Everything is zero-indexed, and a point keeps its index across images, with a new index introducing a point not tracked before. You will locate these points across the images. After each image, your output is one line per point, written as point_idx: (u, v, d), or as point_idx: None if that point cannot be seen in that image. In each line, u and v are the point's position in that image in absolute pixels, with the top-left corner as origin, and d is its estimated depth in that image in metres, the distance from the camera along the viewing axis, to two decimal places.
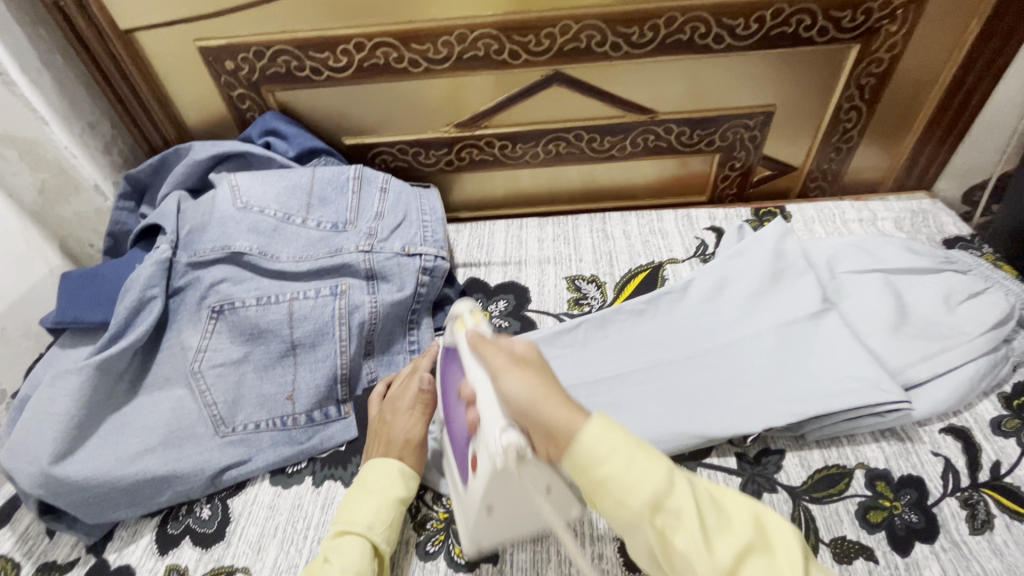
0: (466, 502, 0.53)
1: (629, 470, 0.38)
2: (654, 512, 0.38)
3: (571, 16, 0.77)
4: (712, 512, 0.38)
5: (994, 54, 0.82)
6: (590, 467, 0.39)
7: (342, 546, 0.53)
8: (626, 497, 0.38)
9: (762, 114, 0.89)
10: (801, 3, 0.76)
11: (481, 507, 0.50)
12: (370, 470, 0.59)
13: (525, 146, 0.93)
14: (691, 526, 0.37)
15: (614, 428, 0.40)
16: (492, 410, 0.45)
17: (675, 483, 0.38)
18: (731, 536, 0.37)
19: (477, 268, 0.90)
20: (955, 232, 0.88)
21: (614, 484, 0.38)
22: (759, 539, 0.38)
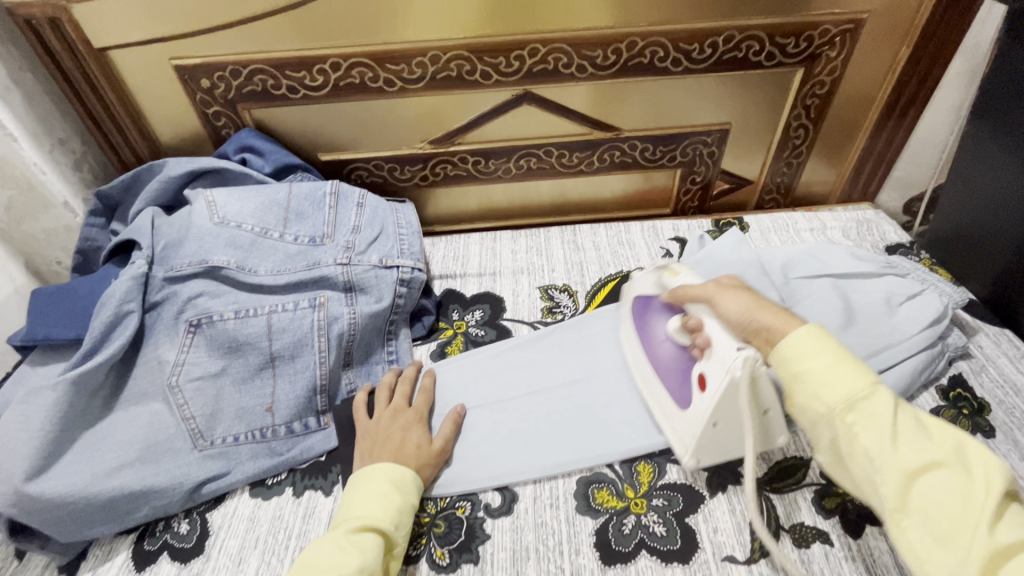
0: (687, 430, 0.61)
1: (823, 374, 0.49)
2: (848, 411, 0.47)
3: (539, 39, 0.81)
4: (912, 431, 0.46)
5: (922, 78, 0.90)
6: (795, 363, 0.51)
7: (364, 541, 0.54)
8: (825, 394, 0.48)
9: (719, 131, 0.95)
10: (750, 30, 0.83)
11: (709, 421, 0.58)
12: (400, 471, 0.60)
13: (497, 162, 0.97)
14: (885, 431, 0.45)
15: (822, 337, 0.51)
16: (719, 334, 0.57)
17: (879, 393, 0.47)
18: (925, 450, 0.45)
19: (453, 279, 0.93)
20: (896, 240, 0.95)
21: (817, 381, 0.49)
22: (950, 459, 0.44)
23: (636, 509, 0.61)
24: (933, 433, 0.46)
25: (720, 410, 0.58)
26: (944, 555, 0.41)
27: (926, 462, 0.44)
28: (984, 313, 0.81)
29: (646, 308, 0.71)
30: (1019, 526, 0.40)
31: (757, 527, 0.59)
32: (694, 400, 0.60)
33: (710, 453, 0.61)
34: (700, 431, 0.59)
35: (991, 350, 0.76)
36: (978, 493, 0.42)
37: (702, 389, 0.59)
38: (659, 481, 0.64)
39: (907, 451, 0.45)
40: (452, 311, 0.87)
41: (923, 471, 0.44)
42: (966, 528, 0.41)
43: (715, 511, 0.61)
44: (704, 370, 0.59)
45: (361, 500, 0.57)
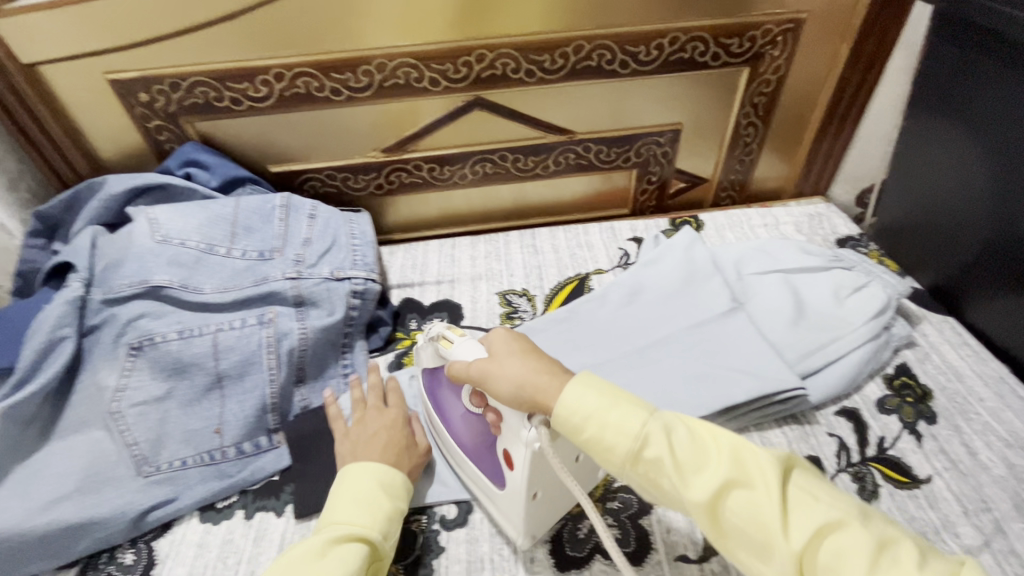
0: (507, 503, 0.57)
1: (610, 423, 0.45)
2: (636, 461, 0.44)
3: (486, 45, 0.81)
4: (689, 449, 0.44)
5: (863, 74, 0.92)
6: (576, 428, 0.47)
7: (350, 550, 0.51)
8: (610, 453, 0.45)
9: (670, 131, 0.96)
10: (694, 31, 0.84)
11: (526, 495, 0.54)
12: (393, 478, 0.58)
13: (452, 168, 0.97)
14: (665, 466, 0.43)
15: (589, 386, 0.47)
16: (503, 406, 0.53)
17: (648, 433, 0.44)
18: (710, 470, 0.42)
19: (411, 288, 0.92)
20: (846, 233, 0.97)
21: (596, 441, 0.46)
22: (735, 474, 0.42)
23: (591, 513, 0.62)
24: (705, 445, 0.44)
25: (536, 480, 0.54)
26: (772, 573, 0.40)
27: (721, 485, 0.41)
28: (929, 301, 0.83)
29: (436, 383, 0.66)
30: (807, 511, 0.39)
31: None
32: (508, 478, 0.56)
33: (537, 524, 0.57)
34: (523, 508, 0.55)
35: (935, 337, 0.78)
36: (768, 498, 0.40)
37: (511, 467, 0.55)
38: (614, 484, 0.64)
39: (711, 476, 0.42)
40: (410, 320, 0.86)
41: (720, 495, 0.41)
42: (771, 541, 0.39)
43: (669, 511, 0.61)
44: (506, 446, 0.55)
45: (348, 505, 0.55)
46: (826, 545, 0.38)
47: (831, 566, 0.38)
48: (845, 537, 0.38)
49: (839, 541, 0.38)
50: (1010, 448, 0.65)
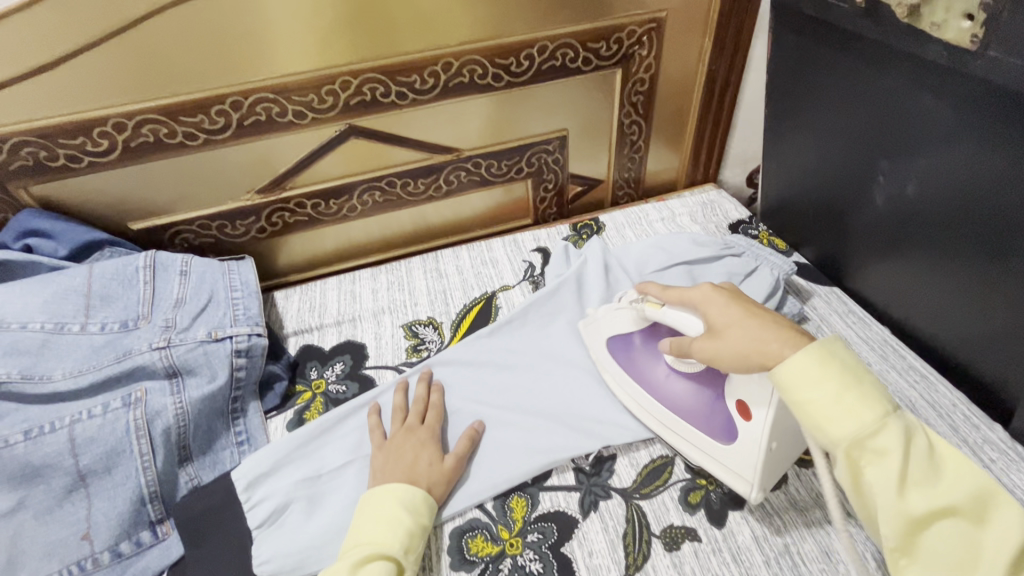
0: (741, 461, 0.57)
1: (829, 407, 0.46)
2: (852, 446, 0.45)
3: (347, 71, 0.77)
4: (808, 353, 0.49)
5: (730, 64, 0.95)
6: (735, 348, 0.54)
7: (375, 568, 0.51)
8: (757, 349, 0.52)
9: (558, 138, 0.96)
10: (560, 39, 0.83)
11: (766, 447, 0.55)
12: (411, 493, 0.58)
13: (339, 201, 0.92)
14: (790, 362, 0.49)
15: (824, 358, 0.48)
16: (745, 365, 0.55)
17: (887, 422, 0.45)
18: (915, 467, 0.45)
19: (310, 333, 0.86)
20: (738, 217, 1.01)
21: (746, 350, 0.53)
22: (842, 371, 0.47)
23: (512, 550, 0.59)
24: (910, 458, 0.45)
25: (775, 431, 0.55)
26: (885, 537, 0.45)
27: (934, 502, 0.44)
28: (815, 274, 0.87)
29: (630, 349, 0.70)
30: (1005, 522, 0.43)
31: (630, 540, 0.59)
32: (740, 429, 0.57)
33: (771, 478, 0.57)
34: (760, 460, 0.56)
35: (824, 310, 0.82)
36: (954, 493, 0.44)
37: (747, 416, 0.57)
38: (533, 514, 0.62)
39: (902, 462, 0.44)
40: (310, 369, 0.81)
41: (907, 485, 0.44)
42: (917, 517, 0.44)
43: (589, 533, 0.60)
44: (742, 397, 0.57)
45: (374, 526, 0.55)
46: (938, 527, 0.44)
47: (954, 560, 0.43)
48: (1002, 539, 0.42)
49: (961, 527, 0.44)
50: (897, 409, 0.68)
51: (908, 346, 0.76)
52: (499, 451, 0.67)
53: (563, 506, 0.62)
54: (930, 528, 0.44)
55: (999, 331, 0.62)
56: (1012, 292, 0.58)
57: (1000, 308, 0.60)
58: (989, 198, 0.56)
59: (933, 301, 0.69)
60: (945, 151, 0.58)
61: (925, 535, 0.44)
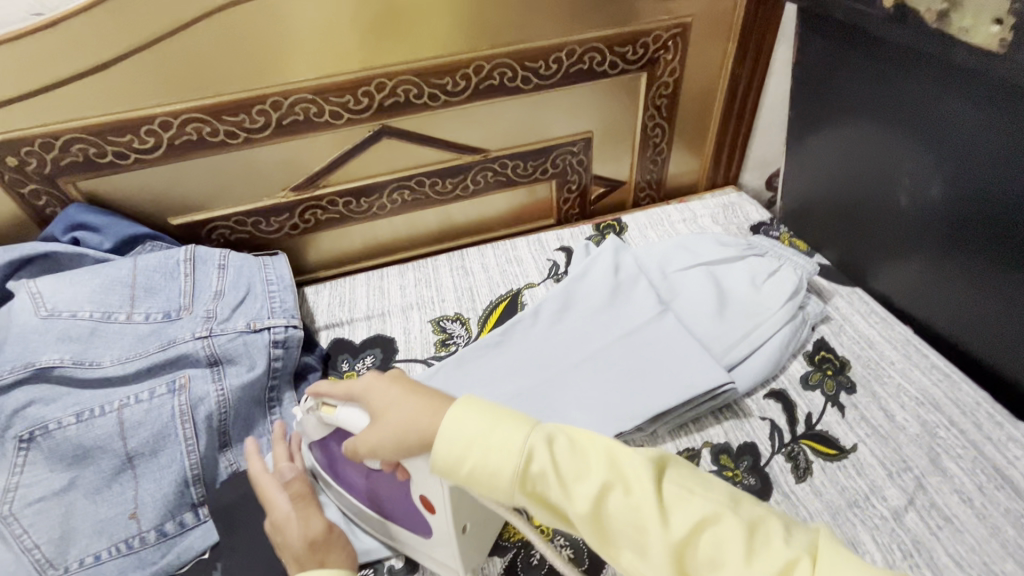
0: (439, 546, 0.55)
1: (491, 450, 0.44)
2: (523, 482, 0.44)
3: (383, 73, 0.80)
4: (572, 461, 0.44)
5: (753, 69, 0.97)
6: (467, 446, 0.45)
7: None
8: (495, 476, 0.44)
9: (582, 140, 0.98)
10: (588, 43, 0.86)
11: (457, 531, 0.53)
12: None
13: (369, 200, 0.94)
14: (553, 478, 0.43)
15: (472, 409, 0.46)
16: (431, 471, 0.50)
17: (534, 443, 0.44)
18: (598, 476, 0.43)
19: (340, 327, 0.89)
20: (759, 218, 1.02)
21: (479, 451, 0.44)
22: (613, 476, 0.43)
23: (543, 538, 0.61)
24: (583, 452, 0.45)
25: (462, 516, 0.53)
26: (647, 564, 0.41)
27: (600, 489, 0.43)
28: (838, 275, 0.88)
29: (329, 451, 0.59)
30: (687, 507, 0.41)
31: None
32: (431, 524, 0.54)
33: (471, 557, 0.57)
34: (457, 546, 0.54)
35: (846, 310, 0.83)
36: (642, 495, 0.42)
37: (431, 510, 0.53)
38: None
39: (561, 473, 0.44)
40: (341, 362, 0.83)
41: (602, 501, 0.43)
42: (647, 533, 0.41)
43: None
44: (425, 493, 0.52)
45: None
46: (699, 542, 0.40)
47: (710, 556, 0.40)
48: (722, 527, 0.40)
49: (714, 534, 0.40)
50: (921, 406, 0.69)
51: (931, 345, 0.77)
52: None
53: None
54: (620, 523, 0.42)
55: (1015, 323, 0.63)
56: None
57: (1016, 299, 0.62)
58: (1002, 189, 0.58)
59: (957, 301, 0.70)
60: (960, 146, 0.60)
61: (682, 551, 0.40)
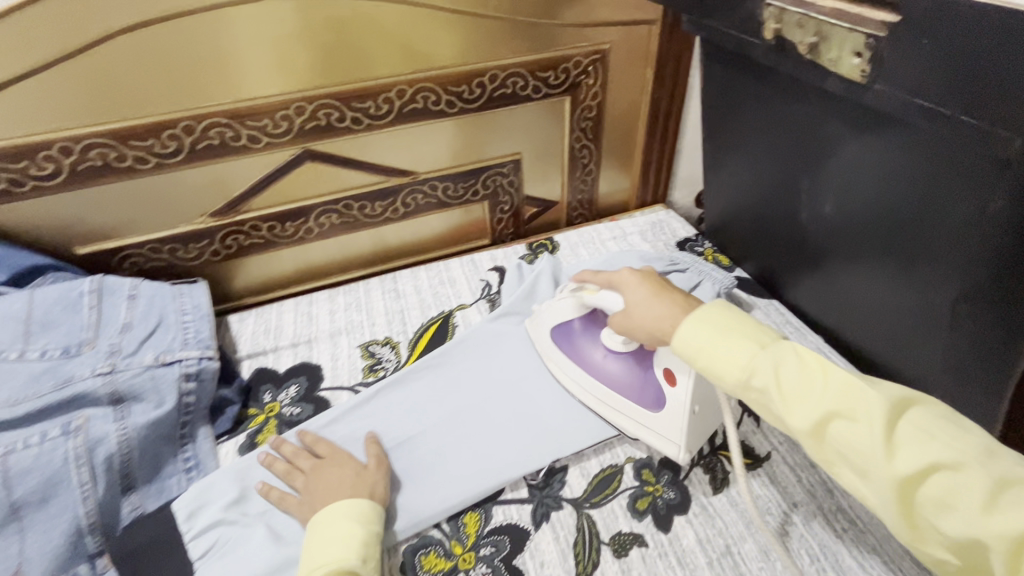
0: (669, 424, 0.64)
1: (716, 357, 0.50)
2: (748, 389, 0.48)
3: (302, 97, 0.80)
4: (799, 382, 0.45)
5: (671, 93, 1.02)
6: (697, 355, 0.51)
7: None
8: (723, 378, 0.49)
9: (511, 162, 0.99)
10: (510, 68, 0.88)
11: (688, 408, 0.62)
12: (359, 505, 0.59)
13: (295, 224, 0.92)
14: (774, 396, 0.46)
15: (699, 323, 0.52)
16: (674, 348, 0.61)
17: (760, 359, 0.47)
18: (823, 403, 0.44)
19: (264, 356, 0.86)
20: (685, 235, 1.06)
21: (717, 361, 0.50)
22: (841, 407, 0.43)
23: (464, 565, 0.60)
24: (812, 375, 0.45)
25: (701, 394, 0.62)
26: (868, 484, 0.42)
27: (825, 415, 0.44)
28: (756, 288, 0.92)
29: (569, 335, 0.75)
30: (921, 447, 0.40)
31: (580, 549, 0.60)
32: (668, 396, 0.64)
33: (694, 437, 0.65)
34: (686, 422, 0.63)
35: (763, 321, 0.86)
36: (869, 430, 0.41)
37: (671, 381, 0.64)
38: (486, 529, 0.63)
39: (783, 389, 0.46)
40: (263, 392, 0.80)
41: (826, 426, 0.44)
42: (869, 464, 0.41)
43: (540, 543, 0.61)
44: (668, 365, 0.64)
45: (326, 543, 0.55)
46: (931, 481, 0.39)
47: (939, 499, 0.39)
48: (958, 478, 0.38)
49: (949, 479, 0.39)
50: None
51: (839, 353, 0.81)
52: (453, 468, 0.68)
53: (516, 519, 0.63)
54: (847, 449, 0.43)
55: (931, 338, 0.64)
56: (942, 301, 0.60)
57: (930, 315, 0.63)
58: (912, 212, 0.58)
59: (858, 310, 0.74)
60: (871, 170, 0.60)
61: (914, 486, 0.40)
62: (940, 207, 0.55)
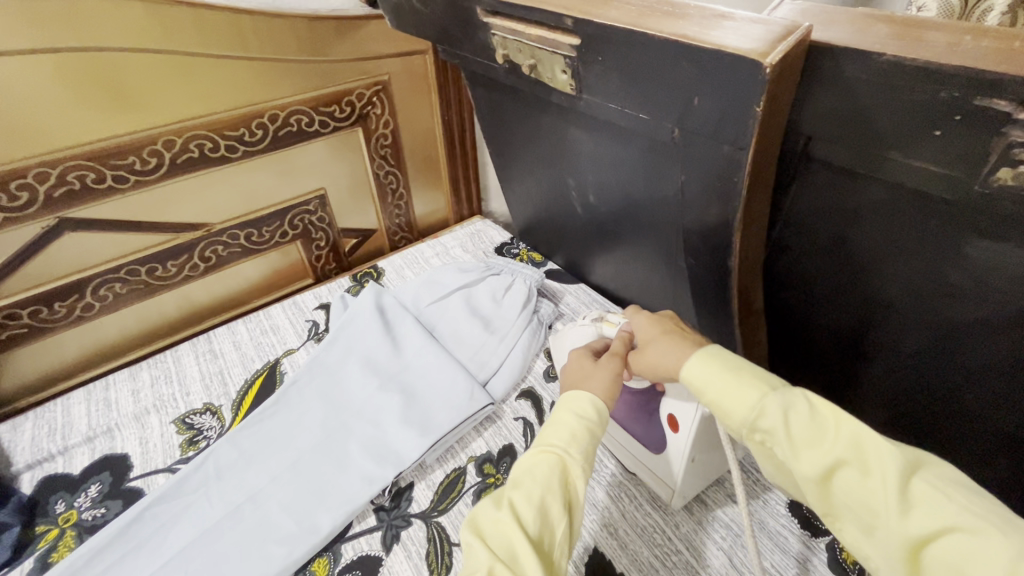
0: (667, 469, 0.62)
1: (726, 397, 0.47)
2: (753, 430, 0.45)
3: (41, 162, 0.71)
4: (806, 429, 0.43)
5: (460, 113, 1.10)
6: (701, 393, 0.49)
7: (541, 463, 0.50)
8: (727, 418, 0.46)
9: (316, 198, 0.98)
10: (289, 107, 0.87)
11: (688, 458, 0.59)
12: (586, 400, 0.54)
13: (66, 303, 0.81)
14: (780, 442, 0.43)
15: (710, 359, 0.49)
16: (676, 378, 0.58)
17: (766, 403, 0.44)
18: (830, 453, 0.41)
19: (52, 462, 0.74)
20: (501, 240, 1.14)
21: (716, 403, 0.47)
22: (850, 454, 0.41)
23: None
24: (823, 424, 0.43)
25: (699, 443, 0.58)
26: (875, 544, 0.40)
27: (833, 463, 0.41)
28: (566, 276, 1.03)
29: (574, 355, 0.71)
30: (939, 510, 0.37)
31: (433, 557, 0.62)
32: (668, 441, 0.61)
33: (691, 484, 0.62)
34: (683, 470, 0.60)
35: (574, 304, 0.97)
36: (881, 487, 0.39)
37: (675, 428, 0.59)
38: (337, 567, 0.62)
39: (794, 436, 0.43)
40: (54, 503, 0.69)
41: (832, 477, 0.41)
42: (879, 520, 0.39)
43: (393, 566, 0.61)
44: (672, 410, 0.59)
45: (549, 425, 0.54)
46: (944, 545, 0.37)
47: (956, 567, 0.36)
48: (977, 544, 0.36)
49: (966, 544, 0.36)
50: None
51: None
52: (293, 519, 0.65)
53: (367, 549, 0.63)
54: (850, 501, 0.40)
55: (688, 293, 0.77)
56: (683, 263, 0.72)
57: (681, 276, 0.75)
58: (643, 199, 0.69)
59: (638, 279, 0.87)
60: (608, 167, 0.71)
61: (928, 550, 0.37)
62: (649, 190, 0.67)
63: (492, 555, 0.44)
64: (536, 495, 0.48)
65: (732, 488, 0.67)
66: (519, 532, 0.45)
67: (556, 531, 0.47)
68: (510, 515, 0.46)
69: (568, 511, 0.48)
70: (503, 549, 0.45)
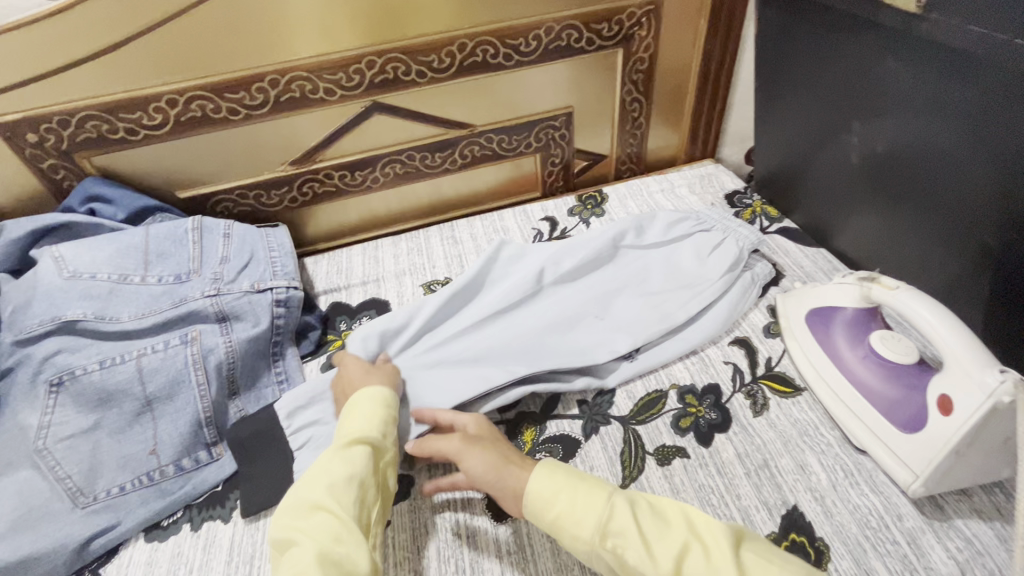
0: (920, 454, 0.57)
1: (570, 513, 0.52)
2: (604, 537, 0.50)
3: (373, 51, 0.86)
4: (653, 526, 0.50)
5: (725, 43, 1.02)
6: (547, 510, 0.54)
7: (351, 450, 0.59)
8: (579, 528, 0.51)
9: (563, 115, 1.03)
10: (565, 20, 0.91)
11: (953, 445, 0.54)
12: (376, 389, 0.66)
13: (363, 173, 1.00)
14: (633, 540, 0.49)
15: (554, 472, 0.56)
16: (965, 360, 0.55)
17: (613, 505, 0.52)
18: (675, 540, 0.49)
19: (338, 292, 0.95)
20: (733, 187, 1.07)
21: (566, 520, 0.52)
22: (692, 536, 0.49)
23: None
24: (657, 518, 0.51)
25: (977, 437, 0.54)
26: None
27: (679, 550, 0.48)
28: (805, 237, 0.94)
29: (829, 321, 0.71)
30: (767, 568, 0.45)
31: (627, 456, 0.66)
32: (930, 425, 0.57)
33: (943, 479, 0.56)
34: (942, 460, 0.55)
35: (810, 268, 0.87)
36: (721, 558, 0.46)
37: (945, 414, 0.56)
38: (541, 437, 0.70)
39: (643, 536, 0.49)
40: (340, 322, 0.90)
41: (681, 563, 0.47)
42: None
43: (590, 451, 0.68)
44: (947, 391, 0.56)
45: (349, 422, 0.62)
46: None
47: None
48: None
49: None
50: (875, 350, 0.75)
51: None
52: (511, 374, 0.72)
53: (567, 431, 0.70)
54: None
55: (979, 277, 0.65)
56: (991, 240, 0.61)
57: (980, 255, 0.63)
58: (959, 154, 0.60)
59: (902, 255, 0.76)
60: (922, 112, 0.62)
61: None
62: (973, 143, 0.58)
63: (318, 544, 0.51)
64: (352, 480, 0.56)
65: (980, 504, 0.58)
66: (336, 518, 0.53)
67: (366, 502, 0.56)
68: (326, 502, 0.54)
69: (374, 488, 0.58)
70: (332, 538, 0.51)
